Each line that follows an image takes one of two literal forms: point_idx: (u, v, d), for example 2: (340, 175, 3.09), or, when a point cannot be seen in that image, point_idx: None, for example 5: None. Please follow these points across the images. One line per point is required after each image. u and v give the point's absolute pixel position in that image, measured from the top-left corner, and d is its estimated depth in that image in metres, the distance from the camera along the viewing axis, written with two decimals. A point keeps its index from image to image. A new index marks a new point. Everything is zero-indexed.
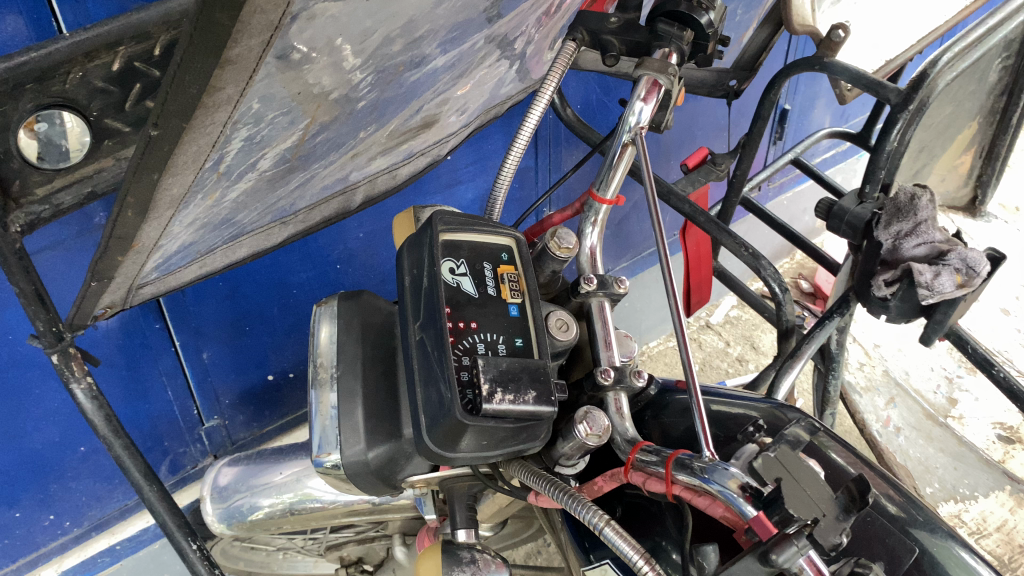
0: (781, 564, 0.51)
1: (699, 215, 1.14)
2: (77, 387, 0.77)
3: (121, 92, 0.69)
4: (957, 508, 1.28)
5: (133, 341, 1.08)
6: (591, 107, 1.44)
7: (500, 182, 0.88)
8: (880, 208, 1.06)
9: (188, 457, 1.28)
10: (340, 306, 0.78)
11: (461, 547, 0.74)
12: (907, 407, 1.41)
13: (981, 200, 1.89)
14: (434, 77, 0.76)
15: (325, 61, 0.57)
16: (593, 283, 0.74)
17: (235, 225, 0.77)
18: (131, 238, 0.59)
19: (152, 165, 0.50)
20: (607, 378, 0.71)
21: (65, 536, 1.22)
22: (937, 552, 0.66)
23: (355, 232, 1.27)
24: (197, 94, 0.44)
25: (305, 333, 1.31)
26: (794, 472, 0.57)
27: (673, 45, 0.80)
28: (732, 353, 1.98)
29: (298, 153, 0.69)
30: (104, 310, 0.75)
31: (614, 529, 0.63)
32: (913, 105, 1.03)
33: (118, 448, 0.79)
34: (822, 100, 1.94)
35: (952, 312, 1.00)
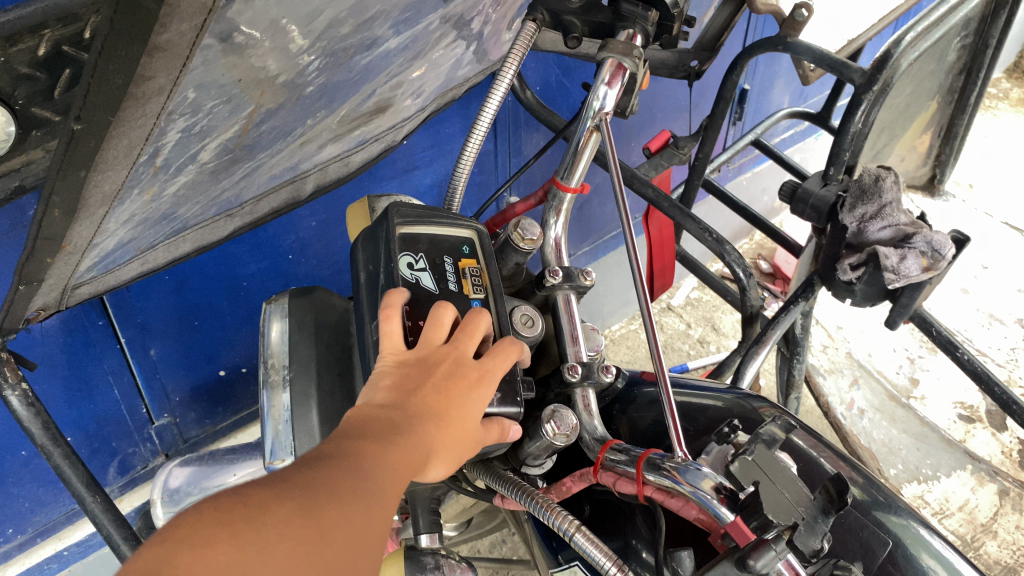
0: (759, 569, 0.49)
1: (663, 200, 1.12)
2: (12, 394, 0.73)
3: (48, 78, 0.63)
4: (920, 489, 1.29)
5: (74, 340, 1.03)
6: (551, 88, 1.40)
7: (460, 170, 0.84)
8: (845, 190, 1.03)
9: (137, 457, 1.23)
10: (291, 303, 0.74)
11: (424, 552, 0.71)
12: (871, 390, 1.44)
13: (938, 180, 1.90)
14: (387, 60, 0.72)
15: (269, 44, 0.53)
16: (559, 275, 0.72)
17: (177, 219, 0.72)
18: (61, 239, 0.55)
19: (78, 162, 0.46)
20: (574, 374, 0.69)
21: (8, 544, 1.16)
22: (910, 544, 0.65)
23: (308, 220, 1.22)
24: (123, 85, 0.40)
25: (258, 326, 1.26)
26: (770, 474, 0.55)
27: (638, 26, 0.77)
28: (693, 335, 1.98)
29: (243, 143, 0.65)
30: (38, 312, 0.71)
31: (584, 534, 0.60)
32: (878, 86, 1.00)
33: (57, 457, 0.74)
34: (781, 79, 1.93)
35: (917, 296, 1.00)
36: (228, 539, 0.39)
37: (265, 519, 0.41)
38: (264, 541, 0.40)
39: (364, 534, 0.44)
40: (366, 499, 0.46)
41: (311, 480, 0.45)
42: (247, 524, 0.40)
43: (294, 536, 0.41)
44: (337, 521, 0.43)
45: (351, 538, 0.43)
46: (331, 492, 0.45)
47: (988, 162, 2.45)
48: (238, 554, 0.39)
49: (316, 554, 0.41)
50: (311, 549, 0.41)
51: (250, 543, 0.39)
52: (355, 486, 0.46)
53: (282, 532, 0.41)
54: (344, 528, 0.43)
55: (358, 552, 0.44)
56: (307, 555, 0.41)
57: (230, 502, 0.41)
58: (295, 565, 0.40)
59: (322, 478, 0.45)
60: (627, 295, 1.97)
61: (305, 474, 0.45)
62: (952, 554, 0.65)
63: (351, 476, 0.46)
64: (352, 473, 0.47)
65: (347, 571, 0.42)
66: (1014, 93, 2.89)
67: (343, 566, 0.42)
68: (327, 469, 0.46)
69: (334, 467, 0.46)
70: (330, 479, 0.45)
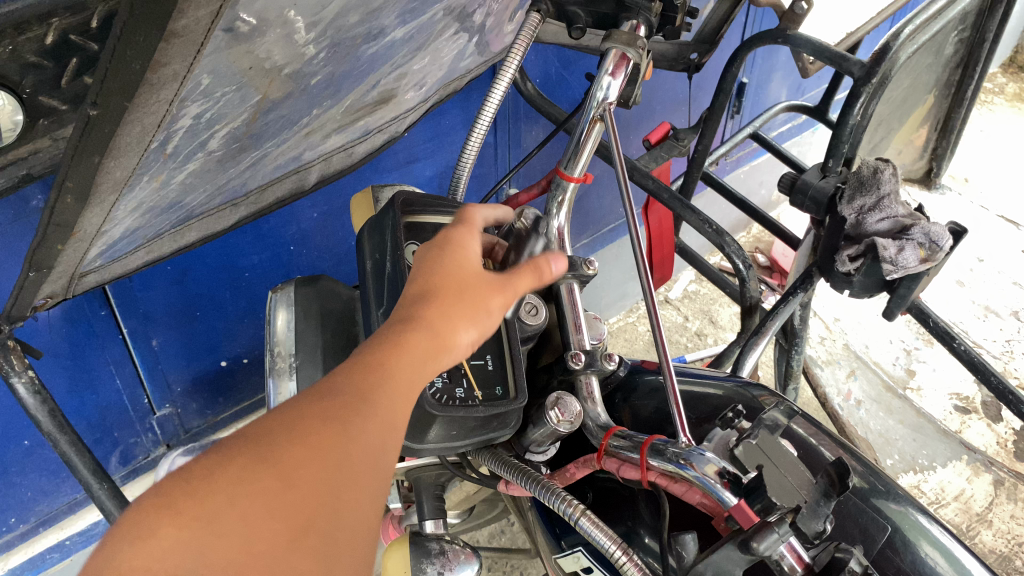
0: (762, 552, 0.50)
1: (662, 191, 1.12)
2: (19, 381, 0.73)
3: (55, 67, 0.63)
4: (916, 478, 1.31)
5: (77, 330, 1.03)
6: (551, 81, 1.41)
7: (464, 161, 0.85)
8: (844, 181, 1.05)
9: (140, 447, 1.24)
10: (297, 292, 0.75)
11: (428, 538, 0.72)
12: (868, 380, 1.44)
13: (934, 173, 1.92)
14: (392, 50, 0.73)
15: (278, 33, 0.53)
16: (562, 264, 0.72)
17: (184, 208, 0.73)
18: (72, 225, 0.55)
19: (93, 146, 0.46)
20: (578, 362, 0.70)
21: (11, 533, 1.17)
22: (908, 530, 0.66)
23: (309, 212, 1.23)
24: (141, 71, 0.40)
25: (259, 316, 1.27)
26: (772, 457, 0.56)
27: (641, 17, 0.78)
28: (691, 328, 1.99)
29: (250, 132, 0.66)
30: (45, 300, 0.71)
31: (589, 518, 0.61)
32: (876, 79, 1.01)
33: (64, 445, 0.75)
34: (779, 73, 1.94)
35: (915, 286, 1.01)
36: (175, 520, 0.33)
37: (225, 479, 0.35)
38: (225, 504, 0.34)
39: (355, 464, 0.39)
40: (357, 422, 0.40)
41: (288, 420, 0.39)
42: (203, 491, 0.34)
43: (260, 487, 0.35)
44: (321, 456, 0.38)
45: (340, 467, 0.38)
46: (312, 425, 0.39)
47: (983, 156, 2.46)
48: (188, 530, 0.33)
49: (297, 500, 0.35)
50: (287, 495, 0.35)
51: (201, 514, 0.33)
52: (344, 409, 0.40)
53: (246, 487, 0.35)
54: (332, 461, 0.38)
55: (354, 481, 0.38)
56: (285, 505, 0.35)
57: (184, 473, 0.35)
58: (271, 517, 0.34)
59: (303, 412, 0.39)
60: (625, 287, 1.98)
61: (284, 412, 0.39)
62: (950, 540, 0.66)
63: (340, 401, 0.41)
64: (340, 397, 0.41)
65: (339, 509, 0.37)
66: (1010, 87, 2.90)
67: (335, 503, 0.37)
68: (310, 398, 0.40)
69: (318, 395, 0.41)
70: (312, 410, 0.39)
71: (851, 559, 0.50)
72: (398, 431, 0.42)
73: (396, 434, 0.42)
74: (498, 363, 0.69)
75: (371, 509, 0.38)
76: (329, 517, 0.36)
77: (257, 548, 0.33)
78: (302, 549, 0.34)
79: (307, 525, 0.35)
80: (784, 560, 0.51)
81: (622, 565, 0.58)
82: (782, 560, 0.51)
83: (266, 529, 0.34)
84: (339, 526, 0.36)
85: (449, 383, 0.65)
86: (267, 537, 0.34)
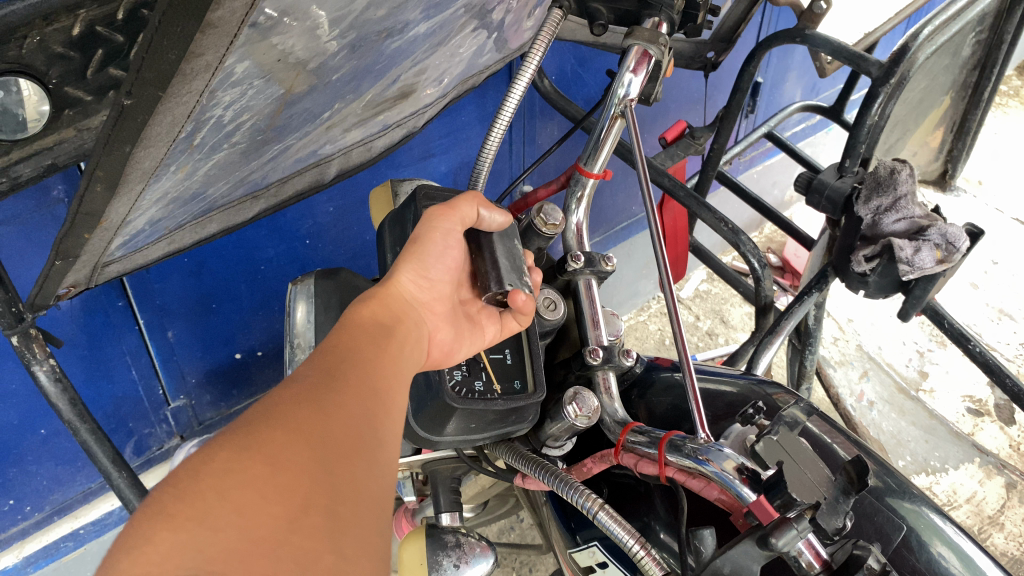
0: (780, 547, 0.50)
1: (679, 189, 1.11)
2: (40, 369, 0.73)
3: (82, 58, 0.61)
4: (929, 480, 1.32)
5: (95, 320, 1.04)
6: (567, 78, 1.41)
7: (483, 157, 0.86)
8: (860, 182, 1.05)
9: (154, 438, 1.24)
10: (317, 284, 0.76)
11: (445, 531, 0.72)
12: (881, 381, 1.44)
13: (949, 175, 1.91)
14: (414, 45, 0.73)
15: (303, 27, 0.53)
16: (580, 260, 0.73)
17: (205, 200, 0.73)
18: (99, 215, 0.56)
19: (125, 135, 0.47)
20: (596, 357, 0.70)
21: (26, 521, 1.18)
22: (923, 529, 0.66)
23: (325, 206, 1.24)
24: (176, 61, 0.41)
25: (273, 309, 1.27)
26: (792, 453, 0.56)
27: (663, 14, 0.79)
28: (702, 327, 1.99)
29: (273, 124, 0.66)
30: (67, 289, 0.71)
31: (607, 512, 0.61)
32: (895, 78, 1.01)
33: (84, 433, 0.75)
34: (794, 73, 1.94)
35: (931, 288, 1.01)
36: (168, 524, 0.34)
37: (214, 475, 0.36)
38: (217, 500, 0.35)
39: (340, 443, 0.41)
40: (330, 401, 0.43)
41: (264, 413, 0.40)
42: (192, 493, 0.35)
43: (251, 474, 0.36)
44: (303, 438, 0.39)
45: (328, 445, 0.40)
46: (288, 411, 0.41)
47: (997, 158, 2.45)
48: (183, 533, 0.33)
49: (290, 481, 0.37)
50: (279, 479, 0.37)
51: (194, 514, 0.34)
52: (314, 393, 0.43)
53: (238, 477, 0.36)
54: (316, 440, 0.40)
55: (345, 457, 0.40)
56: (278, 488, 0.36)
57: (167, 481, 0.36)
58: (268, 503, 0.36)
59: (276, 404, 0.41)
60: (636, 286, 1.98)
61: (260, 407, 0.41)
62: (963, 537, 0.66)
63: (308, 387, 0.43)
64: (308, 384, 0.44)
65: (336, 481, 0.38)
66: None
67: (330, 480, 0.38)
68: (282, 391, 0.43)
69: (285, 388, 0.43)
70: (284, 400, 0.42)
71: (870, 556, 0.51)
72: (371, 408, 0.45)
73: (370, 412, 0.44)
74: (517, 356, 0.70)
75: (365, 483, 0.40)
76: (325, 491, 0.37)
77: (260, 534, 0.34)
78: (308, 526, 0.35)
79: (305, 503, 0.36)
80: (802, 556, 0.51)
81: (641, 561, 0.58)
82: (800, 555, 0.51)
83: (266, 514, 0.35)
84: (338, 499, 0.38)
85: (469, 376, 0.65)
86: (268, 521, 0.35)
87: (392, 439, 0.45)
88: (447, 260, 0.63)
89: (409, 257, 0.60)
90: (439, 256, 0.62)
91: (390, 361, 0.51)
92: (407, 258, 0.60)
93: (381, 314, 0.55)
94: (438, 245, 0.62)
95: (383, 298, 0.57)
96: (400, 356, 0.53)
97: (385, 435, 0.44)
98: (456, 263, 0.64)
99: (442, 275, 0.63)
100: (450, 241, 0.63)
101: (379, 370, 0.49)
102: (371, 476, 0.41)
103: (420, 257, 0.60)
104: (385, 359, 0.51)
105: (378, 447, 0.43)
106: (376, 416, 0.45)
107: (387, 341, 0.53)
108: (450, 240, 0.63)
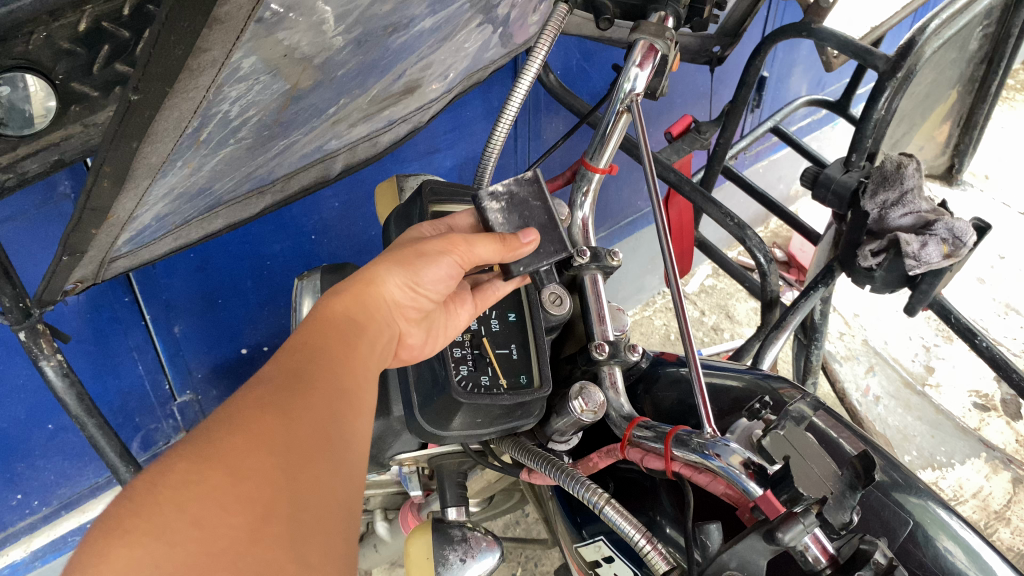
0: (787, 542, 0.50)
1: (684, 184, 1.12)
2: (47, 364, 0.73)
3: (88, 54, 0.60)
4: (934, 475, 1.33)
5: (102, 315, 1.04)
6: (572, 73, 1.41)
7: (489, 151, 0.86)
8: (866, 177, 1.05)
9: (160, 433, 1.24)
10: (322, 280, 0.77)
11: (451, 525, 0.73)
12: (886, 376, 1.43)
13: (955, 170, 1.91)
14: (419, 40, 0.73)
15: (307, 24, 0.54)
16: (586, 255, 0.74)
17: (212, 195, 0.73)
18: (107, 210, 0.56)
19: (132, 131, 0.47)
20: (602, 352, 0.70)
21: (33, 516, 1.18)
22: (929, 524, 0.66)
23: (331, 201, 1.24)
24: (183, 56, 0.42)
25: (279, 305, 1.28)
26: (799, 449, 0.57)
27: (669, 9, 0.79)
28: (707, 322, 1.98)
29: (280, 120, 0.66)
30: (75, 284, 0.72)
31: (614, 507, 0.61)
32: (901, 72, 1.01)
33: (92, 428, 0.75)
34: (800, 67, 1.94)
35: (937, 282, 1.00)
36: (123, 541, 0.34)
37: (173, 487, 0.37)
38: (175, 513, 0.35)
39: (305, 449, 0.41)
40: (292, 404, 0.44)
41: (224, 420, 0.41)
42: (149, 506, 0.36)
43: (210, 484, 0.37)
44: (266, 445, 0.40)
45: (291, 450, 0.41)
46: (250, 417, 0.41)
47: (1004, 152, 2.44)
48: (140, 548, 0.34)
49: (251, 490, 0.37)
50: (239, 487, 0.37)
51: (151, 529, 0.35)
52: (278, 396, 0.44)
53: (196, 488, 0.37)
54: (279, 447, 0.40)
55: (308, 462, 0.41)
56: (239, 497, 0.37)
57: (125, 493, 0.36)
58: (228, 513, 0.36)
59: (238, 409, 0.42)
60: (642, 281, 1.98)
61: (222, 412, 0.42)
62: (968, 531, 0.66)
63: (272, 390, 0.44)
64: (272, 386, 0.45)
65: (298, 487, 0.39)
66: None
67: (294, 486, 0.39)
68: (245, 393, 0.44)
69: (248, 391, 0.44)
70: (247, 405, 0.43)
71: (876, 551, 0.51)
72: (337, 408, 0.46)
73: (336, 413, 0.45)
74: (523, 352, 0.70)
75: (329, 486, 0.41)
76: (287, 500, 0.38)
77: (219, 546, 0.35)
78: (269, 536, 0.36)
79: (267, 512, 0.37)
80: (807, 550, 0.51)
81: (648, 555, 0.59)
82: (806, 550, 0.51)
83: (226, 527, 0.35)
84: (300, 504, 0.38)
85: (475, 371, 0.66)
86: (227, 533, 0.35)
87: (358, 437, 0.46)
88: (445, 282, 0.62)
89: (402, 266, 0.59)
90: (438, 277, 0.61)
91: (359, 359, 0.52)
92: (397, 265, 0.59)
93: (354, 311, 0.56)
94: (441, 270, 0.60)
95: (359, 296, 0.57)
96: (370, 355, 0.54)
97: (351, 435, 0.45)
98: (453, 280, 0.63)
99: (433, 290, 0.61)
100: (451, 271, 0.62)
101: (347, 367, 0.50)
102: (336, 479, 0.41)
103: (414, 270, 0.59)
104: (354, 356, 0.52)
105: (344, 449, 0.44)
106: (342, 416, 0.46)
107: (357, 338, 0.54)
108: (452, 268, 0.61)
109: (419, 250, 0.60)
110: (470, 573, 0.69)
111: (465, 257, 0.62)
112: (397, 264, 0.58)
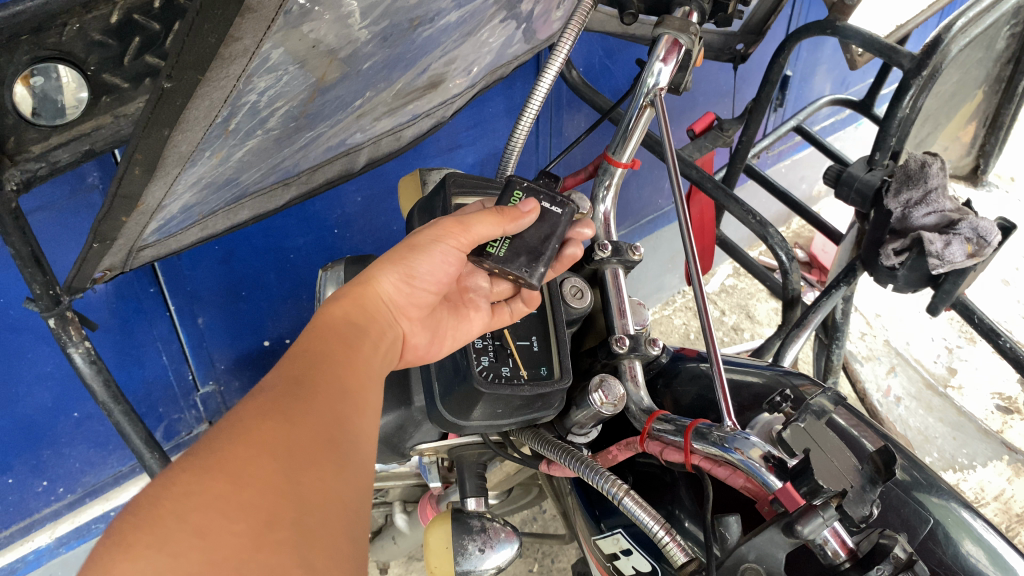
0: (805, 535, 0.50)
1: (707, 182, 1.09)
2: (75, 351, 0.73)
3: (120, 46, 0.61)
4: (956, 477, 1.34)
5: (127, 306, 1.05)
6: (595, 70, 1.41)
7: (512, 146, 0.86)
8: (890, 175, 1.04)
9: (183, 423, 1.26)
10: (346, 271, 0.79)
11: (470, 515, 0.73)
12: (907, 376, 1.42)
13: (980, 171, 1.89)
14: (444, 34, 0.74)
15: (330, 16, 0.54)
16: (608, 249, 0.73)
17: (238, 186, 0.75)
18: (137, 198, 0.57)
19: (164, 119, 0.48)
20: (622, 346, 0.70)
21: (59, 502, 1.20)
22: (949, 523, 0.65)
23: (353, 196, 1.26)
24: (216, 44, 0.43)
25: (302, 298, 1.29)
26: (820, 443, 0.56)
27: (694, 4, 0.79)
28: (727, 322, 1.98)
29: (306, 112, 0.67)
30: (104, 272, 0.73)
31: (633, 499, 0.62)
32: (926, 71, 1.00)
33: (118, 414, 0.76)
34: (824, 66, 1.93)
35: (961, 282, 1.00)
36: (126, 554, 0.35)
37: (176, 498, 0.37)
38: (177, 523, 0.36)
39: (309, 454, 0.42)
40: (295, 408, 0.45)
41: (227, 428, 0.42)
42: (150, 518, 0.36)
43: (213, 493, 0.38)
44: (269, 451, 0.41)
45: (293, 454, 0.42)
46: (253, 425, 0.42)
47: None
48: (142, 560, 0.34)
49: (253, 498, 0.38)
50: (242, 495, 0.38)
51: (153, 541, 0.35)
52: (281, 402, 0.45)
53: (198, 497, 0.37)
54: (281, 451, 0.41)
55: (312, 465, 0.42)
56: (241, 505, 0.38)
57: (130, 507, 0.37)
58: (230, 521, 0.37)
59: (241, 418, 0.43)
60: (661, 280, 1.98)
61: (226, 420, 0.43)
62: (990, 533, 0.66)
63: (273, 396, 0.45)
64: (274, 393, 0.46)
65: (301, 491, 0.40)
66: None
67: (296, 491, 0.40)
68: (248, 401, 0.45)
69: (251, 398, 0.45)
70: (250, 412, 0.44)
71: (895, 546, 0.50)
72: (341, 410, 0.47)
73: (340, 416, 0.47)
74: (544, 344, 0.70)
75: (335, 488, 0.42)
76: (293, 506, 0.39)
77: (222, 555, 0.36)
78: (271, 541, 0.37)
79: (270, 519, 0.38)
80: (826, 544, 0.51)
81: (666, 546, 0.59)
82: (824, 544, 0.51)
83: (228, 532, 0.36)
84: (304, 508, 0.39)
85: (496, 362, 0.66)
86: (232, 540, 0.36)
87: (364, 438, 0.47)
88: (439, 273, 0.65)
89: (395, 264, 0.62)
90: (432, 268, 0.64)
91: (362, 359, 0.54)
92: (394, 262, 0.62)
93: (353, 313, 0.57)
94: (434, 259, 0.64)
95: (355, 298, 0.59)
96: (373, 353, 0.56)
97: (357, 437, 0.47)
98: (447, 274, 0.66)
99: (428, 281, 0.65)
100: (448, 258, 0.65)
101: (351, 371, 0.51)
102: (341, 480, 0.43)
103: (408, 265, 0.62)
104: (358, 357, 0.53)
105: (349, 450, 0.45)
106: (346, 418, 0.47)
107: (358, 340, 0.55)
108: (449, 256, 0.65)
109: (412, 244, 0.63)
110: (488, 563, 0.70)
111: (463, 241, 0.64)
112: (390, 261, 0.61)
